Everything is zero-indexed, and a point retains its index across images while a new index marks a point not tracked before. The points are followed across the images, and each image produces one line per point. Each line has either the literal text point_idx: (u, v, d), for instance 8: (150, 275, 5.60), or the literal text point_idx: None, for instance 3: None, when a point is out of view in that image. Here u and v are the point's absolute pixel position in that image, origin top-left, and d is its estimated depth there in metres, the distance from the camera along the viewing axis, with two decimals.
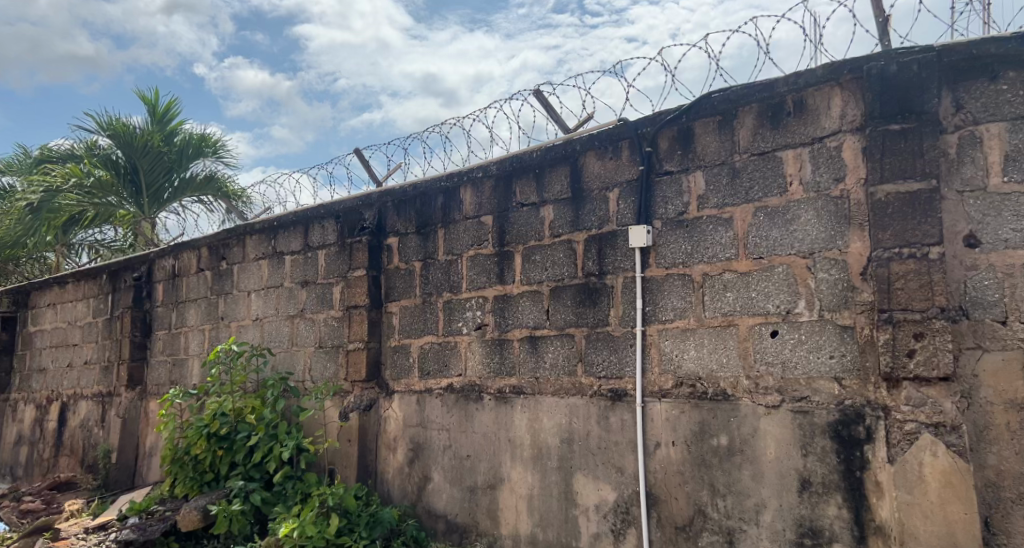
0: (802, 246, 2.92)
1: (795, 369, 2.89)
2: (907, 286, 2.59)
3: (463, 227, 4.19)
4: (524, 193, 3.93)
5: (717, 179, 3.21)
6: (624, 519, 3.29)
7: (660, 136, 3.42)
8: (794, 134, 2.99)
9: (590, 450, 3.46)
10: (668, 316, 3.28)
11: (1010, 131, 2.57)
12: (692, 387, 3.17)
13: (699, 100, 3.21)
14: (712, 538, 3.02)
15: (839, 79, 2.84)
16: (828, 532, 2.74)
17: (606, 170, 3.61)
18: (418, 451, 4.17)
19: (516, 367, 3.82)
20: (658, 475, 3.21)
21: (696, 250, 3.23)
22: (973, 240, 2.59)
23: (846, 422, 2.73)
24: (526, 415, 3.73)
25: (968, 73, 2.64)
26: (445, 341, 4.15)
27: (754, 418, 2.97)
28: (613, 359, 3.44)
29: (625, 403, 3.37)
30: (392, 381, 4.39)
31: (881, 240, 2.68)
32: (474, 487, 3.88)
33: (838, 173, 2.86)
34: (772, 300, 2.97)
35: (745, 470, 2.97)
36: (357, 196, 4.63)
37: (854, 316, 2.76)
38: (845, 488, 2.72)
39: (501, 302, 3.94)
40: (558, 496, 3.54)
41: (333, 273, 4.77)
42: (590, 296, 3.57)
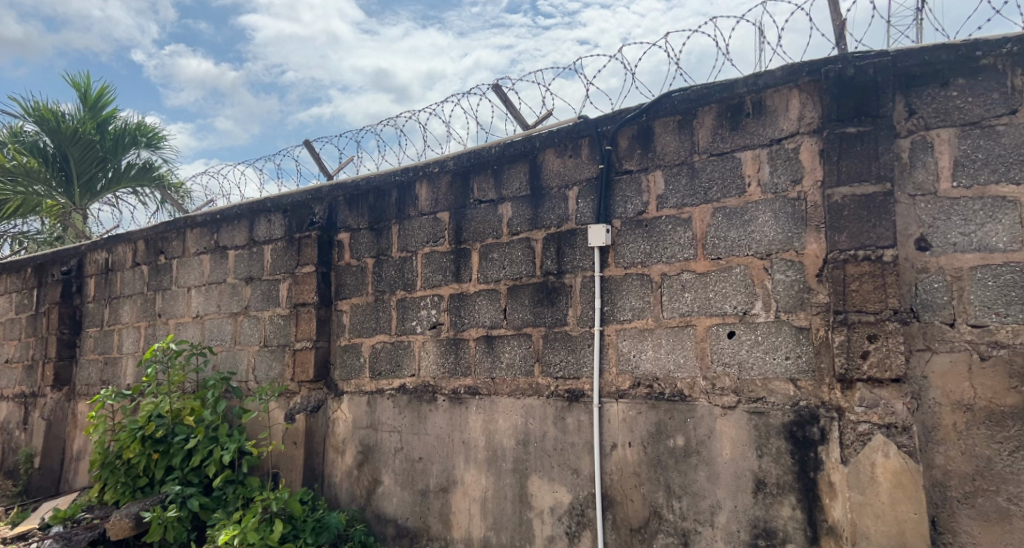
0: (760, 247, 2.92)
1: (751, 370, 2.88)
2: (862, 288, 2.61)
3: (418, 223, 4.07)
4: (481, 189, 3.85)
5: (676, 179, 3.19)
6: (579, 521, 3.25)
7: (620, 134, 3.38)
8: (753, 135, 2.99)
9: (545, 452, 3.40)
10: (626, 316, 3.25)
11: (959, 137, 2.61)
12: (648, 388, 3.14)
13: (659, 99, 3.19)
14: (667, 540, 3.00)
15: (798, 81, 2.85)
16: (781, 533, 2.74)
17: (565, 168, 3.55)
18: (367, 453, 4.03)
19: (471, 367, 3.72)
20: (613, 476, 3.17)
21: (655, 250, 3.20)
22: (924, 244, 2.63)
23: (801, 423, 2.74)
24: (481, 417, 3.64)
25: (920, 79, 2.68)
26: (397, 340, 4.03)
27: (711, 418, 2.96)
28: (571, 360, 3.38)
29: (583, 404, 3.31)
30: (342, 382, 4.24)
31: (837, 242, 2.69)
32: (425, 490, 3.77)
33: (795, 175, 2.86)
34: (729, 301, 2.97)
35: (701, 471, 2.95)
36: (306, 189, 4.46)
37: (809, 317, 2.77)
38: (799, 489, 2.72)
39: (457, 301, 3.84)
40: (512, 499, 3.47)
41: (280, 269, 4.58)
42: (549, 295, 3.51)
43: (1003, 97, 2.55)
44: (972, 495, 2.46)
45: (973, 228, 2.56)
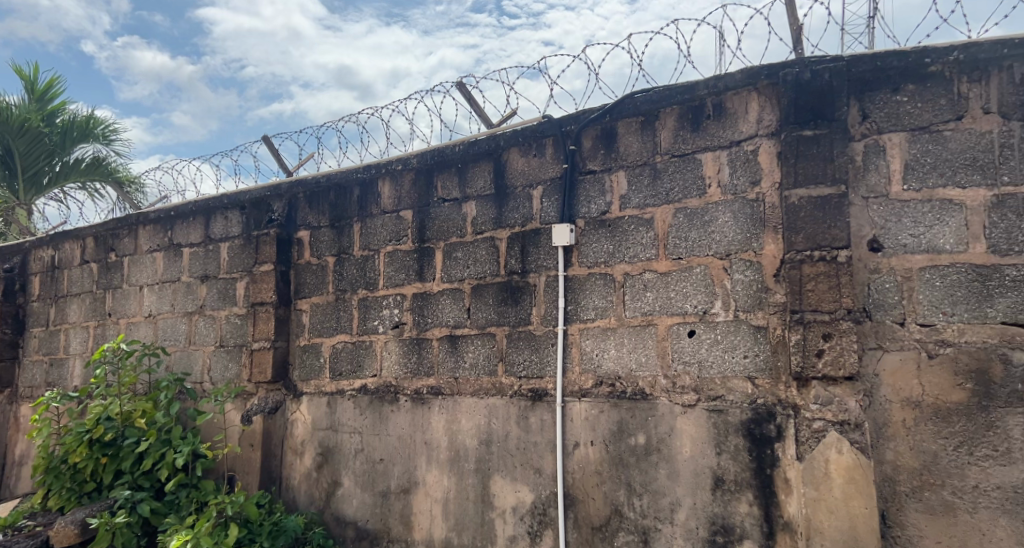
0: (719, 247, 2.96)
1: (710, 368, 2.92)
2: (817, 288, 2.67)
3: (381, 221, 4.02)
4: (445, 188, 3.82)
5: (639, 179, 3.22)
6: (541, 521, 3.25)
7: (584, 135, 3.39)
8: (713, 136, 3.03)
9: (508, 452, 3.39)
10: (589, 315, 3.26)
11: (910, 141, 2.68)
12: (611, 387, 3.16)
13: (622, 100, 3.20)
14: (627, 538, 3.02)
15: (757, 84, 2.90)
16: (739, 529, 2.79)
17: (529, 167, 3.55)
18: (327, 455, 3.97)
19: (434, 367, 3.69)
20: (576, 475, 3.18)
21: (618, 250, 3.22)
22: (876, 245, 2.69)
23: (758, 420, 2.78)
24: (443, 417, 3.61)
25: (872, 84, 2.75)
26: (359, 340, 3.98)
27: (671, 417, 2.99)
28: (534, 359, 3.38)
29: (546, 403, 3.32)
30: (301, 382, 4.16)
31: (794, 243, 2.74)
32: (386, 491, 3.73)
33: (754, 177, 2.91)
34: (690, 300, 3.00)
35: (662, 469, 2.98)
36: (265, 186, 4.36)
37: (766, 316, 2.82)
38: (756, 485, 2.77)
39: (420, 300, 3.80)
40: (475, 499, 3.45)
41: (237, 267, 4.48)
42: (513, 294, 3.50)
43: (950, 104, 2.63)
44: (920, 490, 2.53)
45: (922, 230, 2.64)
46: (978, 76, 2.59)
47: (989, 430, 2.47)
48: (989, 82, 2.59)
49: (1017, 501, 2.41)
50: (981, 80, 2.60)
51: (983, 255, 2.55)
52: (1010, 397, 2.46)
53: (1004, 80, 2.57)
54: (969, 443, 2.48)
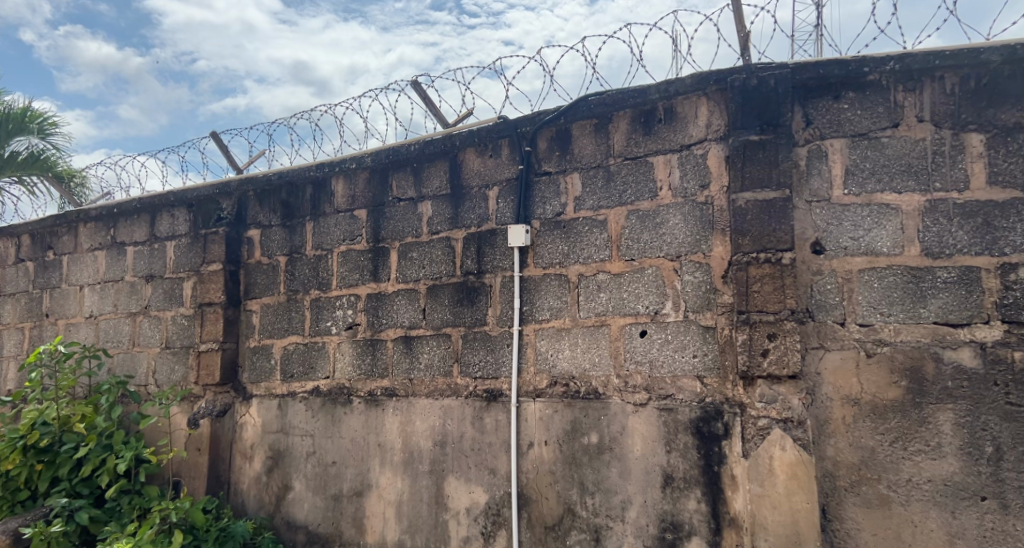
0: (670, 248, 3.01)
1: (661, 367, 2.97)
2: (763, 289, 2.74)
3: (334, 220, 3.97)
4: (400, 187, 3.79)
5: (593, 181, 3.25)
6: (495, 521, 3.25)
7: (539, 136, 3.41)
8: (664, 140, 3.08)
9: (463, 453, 3.38)
10: (544, 315, 3.28)
11: (850, 147, 2.77)
12: (565, 386, 3.18)
13: (576, 102, 3.23)
14: (580, 537, 3.05)
15: (706, 89, 2.96)
16: (687, 526, 2.84)
17: (484, 168, 3.56)
18: (278, 458, 3.90)
19: (388, 368, 3.66)
20: (529, 475, 3.20)
21: (573, 251, 3.25)
22: (819, 248, 2.77)
23: (707, 418, 2.84)
24: (397, 418, 3.58)
25: (816, 91, 2.83)
26: (311, 341, 3.92)
27: (623, 416, 3.03)
28: (490, 360, 3.39)
29: (501, 404, 3.32)
30: (251, 385, 4.08)
31: (741, 245, 2.80)
32: (339, 494, 3.68)
33: (703, 180, 2.97)
34: (642, 301, 3.05)
35: (614, 467, 3.02)
36: (214, 183, 4.27)
37: (715, 317, 2.88)
38: (703, 482, 2.82)
39: (374, 300, 3.77)
40: (428, 501, 3.44)
41: (184, 267, 4.36)
42: (468, 295, 3.50)
43: (887, 111, 2.73)
44: (858, 484, 2.61)
45: (862, 233, 2.73)
46: (913, 86, 2.70)
47: (922, 426, 2.57)
48: (922, 91, 2.70)
49: (947, 493, 2.51)
50: (915, 90, 2.70)
51: (917, 258, 2.66)
52: (941, 394, 2.56)
53: (937, 90, 2.68)
54: (903, 438, 2.58)
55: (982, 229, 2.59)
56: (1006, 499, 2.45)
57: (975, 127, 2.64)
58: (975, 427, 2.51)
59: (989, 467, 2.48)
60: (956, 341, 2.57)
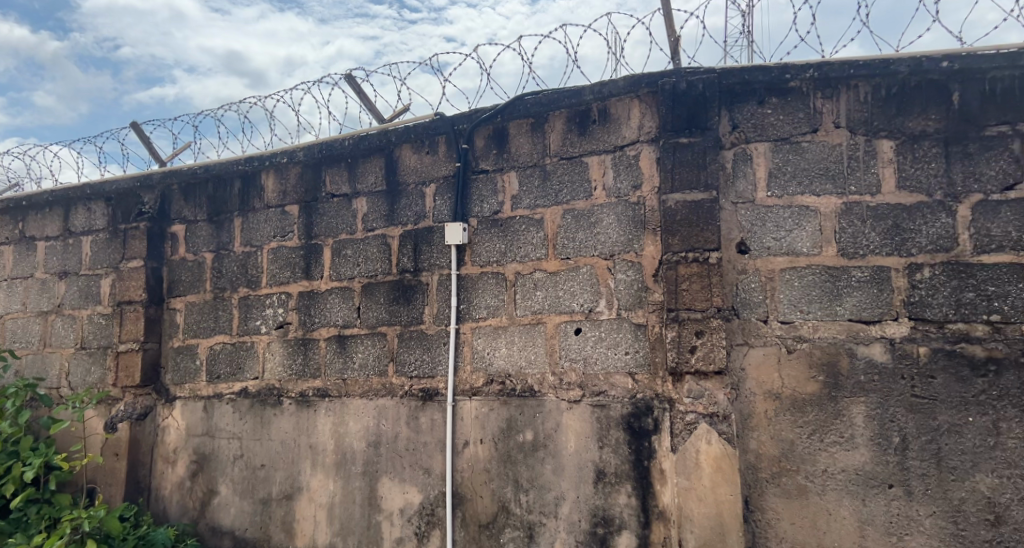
0: (604, 247, 3.05)
1: (595, 364, 3.01)
2: (691, 288, 2.81)
3: (265, 216, 3.86)
4: (334, 183, 3.72)
5: (529, 180, 3.27)
6: (429, 521, 3.23)
7: (476, 134, 3.40)
8: (598, 140, 3.13)
9: (397, 453, 3.35)
10: (481, 314, 3.28)
11: (773, 151, 2.87)
12: (501, 385, 3.19)
13: (513, 101, 3.25)
14: (513, 534, 3.06)
15: (638, 91, 3.01)
16: (618, 520, 2.88)
17: (421, 164, 3.52)
18: (204, 462, 3.77)
19: (320, 368, 3.59)
20: (464, 474, 3.19)
21: (510, 250, 3.26)
22: (744, 248, 2.87)
23: (638, 414, 2.90)
24: (330, 419, 3.51)
25: (741, 96, 2.92)
26: (240, 341, 3.80)
27: (558, 413, 3.05)
28: (425, 359, 3.36)
29: (436, 403, 3.30)
30: (174, 387, 3.94)
31: (671, 245, 2.87)
32: (267, 498, 3.59)
33: (636, 181, 3.03)
34: (577, 300, 3.08)
35: (548, 464, 3.04)
36: (135, 176, 4.09)
37: (646, 315, 2.94)
38: (634, 477, 2.88)
39: (306, 298, 3.68)
40: (361, 502, 3.38)
41: (102, 263, 4.16)
42: (404, 293, 3.47)
43: (807, 117, 2.85)
44: (778, 475, 2.72)
45: (784, 234, 2.83)
46: (831, 93, 2.83)
47: (837, 418, 2.69)
48: (839, 99, 2.82)
49: (858, 482, 2.63)
50: (833, 97, 2.83)
51: (834, 258, 2.78)
52: (855, 388, 2.68)
53: (852, 98, 2.81)
54: (820, 430, 2.70)
55: (891, 231, 2.73)
56: (910, 486, 2.59)
57: (885, 134, 2.78)
58: (884, 419, 2.64)
59: (896, 456, 2.61)
60: (868, 337, 2.71)
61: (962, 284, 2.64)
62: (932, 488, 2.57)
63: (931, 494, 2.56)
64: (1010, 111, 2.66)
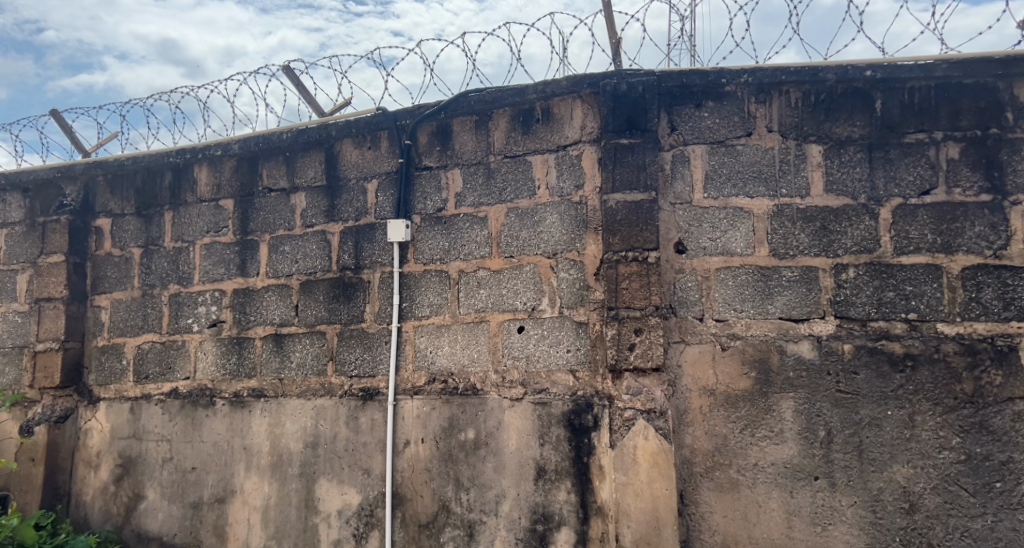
0: (547, 246, 3.07)
1: (537, 362, 3.02)
2: (631, 286, 2.85)
3: (197, 211, 3.73)
4: (271, 177, 3.62)
5: (473, 178, 3.25)
6: (368, 522, 3.18)
7: (419, 130, 3.37)
8: (541, 140, 3.14)
9: (335, 454, 3.28)
10: (423, 312, 3.25)
11: (710, 153, 2.94)
12: (443, 383, 3.17)
13: (457, 98, 3.23)
14: (453, 533, 3.05)
15: (580, 91, 3.04)
16: (557, 516, 2.90)
17: (362, 160, 3.46)
18: (129, 466, 3.61)
19: (256, 368, 3.49)
20: (404, 474, 3.16)
21: (453, 247, 3.24)
22: (681, 247, 2.93)
23: (578, 411, 2.92)
24: (266, 420, 3.42)
25: (679, 98, 2.98)
26: (171, 340, 3.67)
27: (500, 411, 3.05)
28: (366, 358, 3.31)
29: (377, 402, 3.26)
30: (98, 388, 3.77)
31: (611, 244, 2.90)
32: (198, 502, 3.47)
33: (578, 181, 3.05)
34: (520, 298, 3.09)
35: (489, 462, 3.04)
36: (55, 166, 3.89)
37: (587, 313, 2.97)
38: (573, 474, 2.90)
39: (241, 296, 3.58)
40: (298, 505, 3.30)
41: (20, 258, 3.94)
42: (345, 291, 3.40)
43: (741, 121, 2.93)
44: (712, 469, 2.79)
45: (719, 234, 2.91)
46: (764, 98, 2.92)
47: (768, 413, 2.78)
48: (772, 104, 2.92)
49: (787, 475, 2.73)
50: (766, 102, 2.92)
51: (766, 258, 2.87)
52: (784, 384, 2.78)
53: (783, 104, 2.91)
54: (752, 425, 2.78)
55: (819, 232, 2.84)
56: (834, 478, 2.69)
57: (814, 139, 2.89)
58: (811, 413, 2.74)
59: (821, 449, 2.72)
60: (797, 334, 2.80)
61: (883, 284, 2.76)
62: (854, 479, 2.68)
63: (853, 485, 2.68)
64: (927, 120, 2.81)
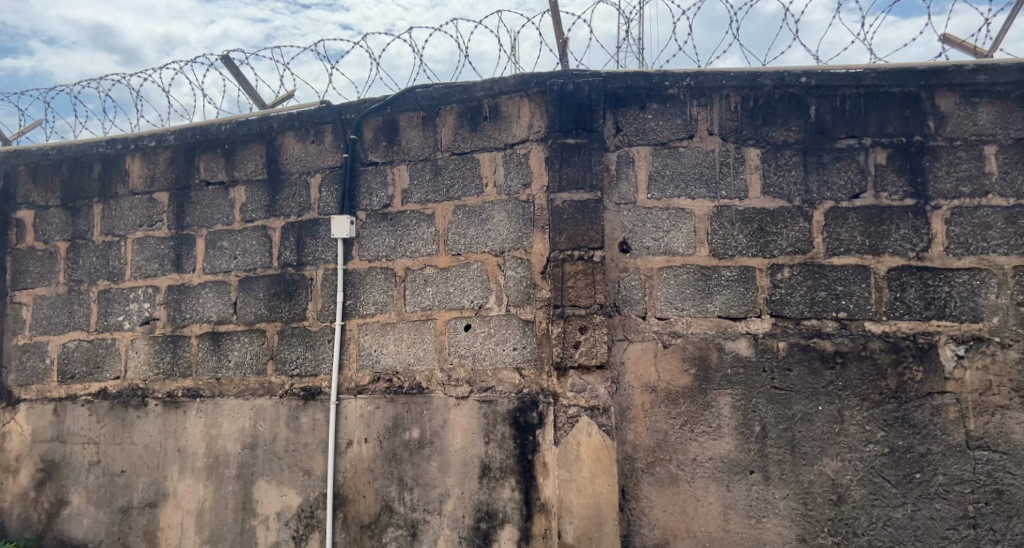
0: (494, 244, 3.06)
1: (483, 361, 3.01)
2: (576, 285, 2.87)
3: (129, 203, 3.58)
4: (209, 169, 3.50)
5: (420, 174, 3.22)
6: (307, 523, 3.12)
7: (364, 125, 3.31)
8: (489, 137, 3.13)
9: (275, 455, 3.20)
10: (368, 310, 3.20)
11: (654, 155, 2.99)
12: (388, 382, 3.13)
13: (403, 93, 3.19)
14: (396, 533, 3.01)
15: (527, 90, 3.05)
16: (501, 514, 2.90)
17: (305, 154, 3.38)
18: (52, 470, 3.44)
19: (191, 367, 3.37)
20: (346, 474, 3.10)
21: (400, 244, 3.20)
22: (626, 247, 2.96)
23: (523, 409, 2.93)
24: (201, 421, 3.30)
25: (625, 100, 3.02)
26: (99, 338, 3.51)
27: (445, 409, 3.03)
28: (308, 357, 3.24)
29: (319, 402, 3.19)
30: (19, 388, 3.58)
31: (558, 243, 2.92)
32: (127, 507, 3.33)
33: (526, 179, 3.05)
34: (467, 295, 3.07)
35: (433, 461, 3.01)
36: None
37: (534, 311, 2.97)
38: (518, 471, 2.90)
39: (176, 293, 3.45)
40: (234, 507, 3.21)
41: None
42: (286, 288, 3.32)
43: (684, 124, 2.99)
44: (653, 464, 2.84)
45: (662, 234, 2.96)
46: (706, 102, 2.99)
47: (707, 409, 2.84)
48: (713, 108, 2.99)
49: (724, 469, 2.80)
50: (707, 106, 2.99)
51: (707, 258, 2.93)
52: (722, 380, 2.85)
53: (724, 108, 2.99)
54: (692, 421, 2.84)
55: (757, 233, 2.92)
56: (768, 472, 2.78)
57: (753, 143, 2.97)
58: (747, 409, 2.82)
59: (756, 444, 2.80)
60: (735, 333, 2.88)
61: (816, 284, 2.87)
62: (787, 472, 2.77)
63: (786, 478, 2.77)
64: (857, 127, 2.93)
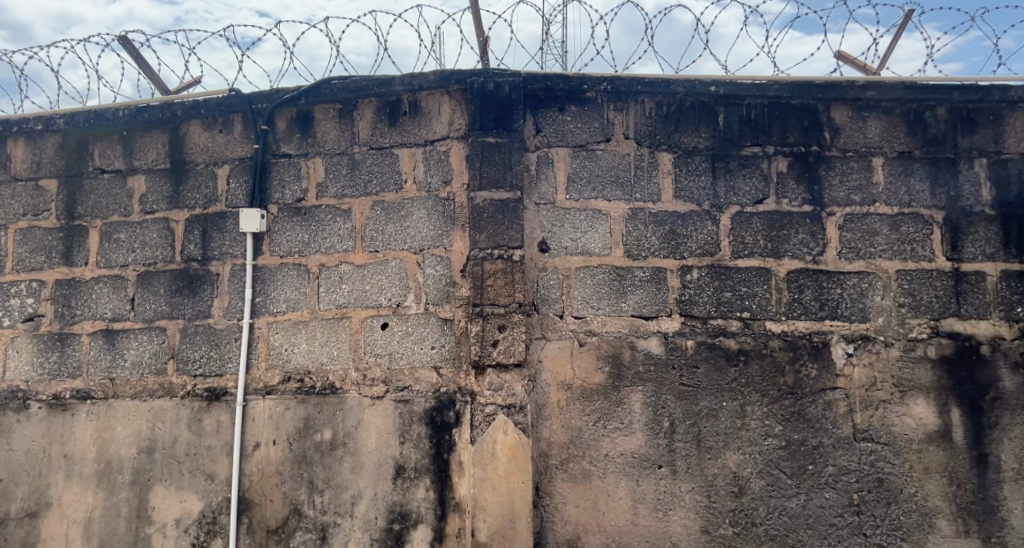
0: (413, 242, 3.01)
1: (399, 360, 2.96)
2: (495, 284, 2.87)
3: (11, 191, 3.32)
4: (104, 156, 3.28)
5: (336, 168, 3.12)
6: (209, 530, 2.97)
7: (277, 115, 3.19)
8: (408, 133, 3.08)
9: (174, 459, 3.03)
10: (279, 307, 3.08)
11: (572, 157, 3.04)
12: (299, 382, 3.02)
13: (319, 84, 3.09)
14: (304, 537, 2.91)
15: (448, 87, 3.02)
16: (415, 514, 2.86)
17: (213, 143, 3.22)
18: None
19: (81, 367, 3.14)
20: (253, 478, 2.97)
21: (314, 240, 3.10)
22: (545, 247, 2.99)
23: (440, 408, 2.89)
24: (92, 425, 3.08)
25: (545, 101, 3.05)
26: None
27: (359, 409, 2.96)
28: (213, 356, 3.09)
29: (224, 403, 3.04)
30: None
31: (477, 241, 2.91)
32: (4, 518, 3.08)
33: (446, 176, 3.02)
34: (384, 293, 3.01)
35: (345, 463, 2.93)
36: None
37: (453, 309, 2.94)
38: (433, 471, 2.87)
39: (64, 288, 3.20)
40: (128, 515, 3.01)
41: None
42: (190, 283, 3.15)
43: (601, 127, 3.05)
44: (566, 461, 2.87)
45: (580, 234, 3.00)
46: (622, 106, 3.06)
47: (619, 406, 2.91)
48: (629, 113, 3.06)
49: (634, 465, 2.87)
50: (623, 110, 3.06)
51: (622, 259, 3.00)
52: (634, 378, 2.93)
53: (639, 112, 3.07)
54: (605, 418, 2.90)
55: (670, 236, 3.02)
56: (675, 466, 2.88)
57: (666, 148, 3.06)
58: (657, 406, 2.91)
59: (664, 439, 2.89)
60: (647, 332, 2.96)
61: (723, 285, 2.99)
62: (692, 466, 2.88)
63: (691, 472, 2.87)
64: (762, 136, 3.08)
